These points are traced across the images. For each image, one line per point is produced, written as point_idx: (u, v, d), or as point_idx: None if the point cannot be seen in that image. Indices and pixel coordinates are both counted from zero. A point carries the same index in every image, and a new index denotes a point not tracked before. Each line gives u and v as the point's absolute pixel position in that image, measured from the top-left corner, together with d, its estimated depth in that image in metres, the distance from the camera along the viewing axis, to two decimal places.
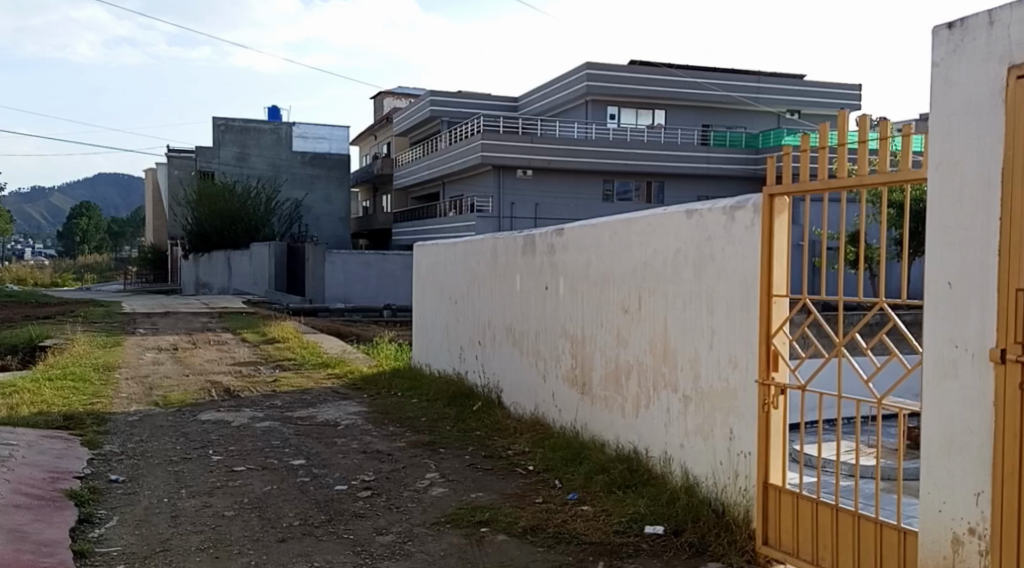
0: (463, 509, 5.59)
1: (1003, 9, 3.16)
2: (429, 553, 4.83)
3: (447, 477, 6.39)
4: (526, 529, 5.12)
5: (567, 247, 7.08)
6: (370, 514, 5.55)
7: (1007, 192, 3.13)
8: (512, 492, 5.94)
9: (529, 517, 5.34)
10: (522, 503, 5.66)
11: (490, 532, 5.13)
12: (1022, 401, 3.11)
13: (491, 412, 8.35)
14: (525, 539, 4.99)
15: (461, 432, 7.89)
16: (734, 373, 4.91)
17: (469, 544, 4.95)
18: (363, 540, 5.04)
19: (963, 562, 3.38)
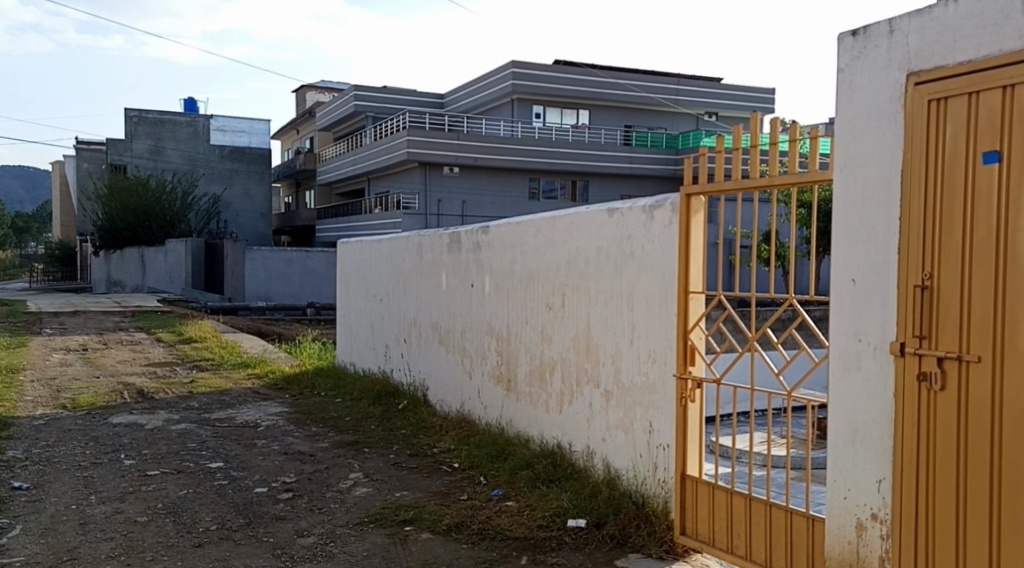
0: (387, 508, 5.59)
1: (902, 19, 3.34)
2: (352, 553, 4.83)
3: (371, 477, 6.38)
4: (450, 526, 5.16)
5: (492, 245, 7.14)
6: (290, 516, 5.51)
7: (906, 193, 3.31)
8: (437, 490, 5.97)
9: (453, 514, 5.38)
10: (447, 501, 5.70)
11: (413, 531, 5.16)
12: (919, 392, 3.29)
13: (417, 410, 8.35)
14: (449, 536, 5.03)
15: (385, 431, 7.86)
16: (653, 368, 5.04)
17: (393, 543, 4.96)
18: (283, 543, 5.00)
19: (866, 547, 3.55)
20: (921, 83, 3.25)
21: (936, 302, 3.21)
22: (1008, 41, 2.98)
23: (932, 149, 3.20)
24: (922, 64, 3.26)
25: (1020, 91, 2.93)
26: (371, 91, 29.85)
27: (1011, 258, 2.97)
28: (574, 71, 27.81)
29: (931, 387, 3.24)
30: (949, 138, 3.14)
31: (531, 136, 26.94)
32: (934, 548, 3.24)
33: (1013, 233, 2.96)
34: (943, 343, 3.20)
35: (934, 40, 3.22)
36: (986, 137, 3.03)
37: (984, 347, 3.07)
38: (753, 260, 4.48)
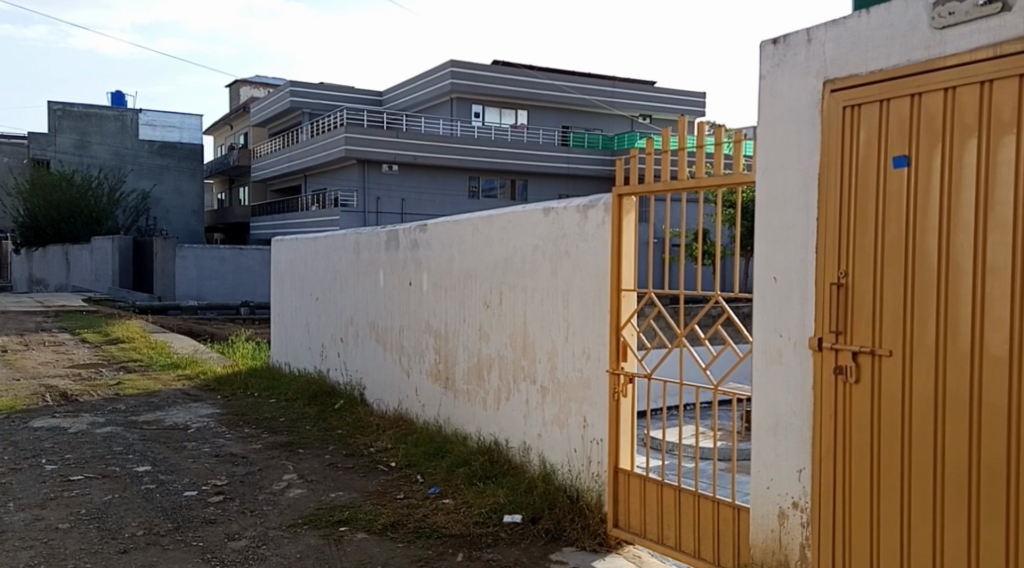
0: (322, 509, 5.61)
1: (819, 28, 3.51)
2: (285, 555, 4.84)
3: (306, 478, 6.39)
4: (386, 526, 5.20)
5: (429, 243, 7.19)
6: (221, 519, 5.48)
7: (823, 195, 3.47)
8: (373, 489, 6.00)
9: (390, 513, 5.43)
10: (383, 500, 5.74)
11: (348, 531, 5.18)
12: (836, 384, 3.46)
13: (353, 410, 8.35)
14: (385, 535, 5.07)
15: (321, 431, 7.85)
16: (587, 364, 5.16)
17: (327, 544, 4.98)
18: (213, 547, 4.98)
19: (787, 534, 3.71)
20: (836, 90, 3.42)
21: (851, 299, 3.38)
22: (915, 52, 3.17)
23: (846, 153, 3.38)
24: (837, 72, 3.43)
25: (926, 99, 3.12)
26: (307, 87, 29.52)
27: (918, 256, 3.16)
28: (512, 71, 27.93)
29: (846, 380, 3.41)
30: (862, 142, 3.32)
31: (470, 134, 26.97)
32: (850, 534, 3.41)
33: (921, 232, 3.14)
34: (857, 338, 3.37)
35: (848, 50, 3.39)
36: (896, 142, 3.21)
37: (894, 341, 3.24)
38: (683, 258, 4.64)
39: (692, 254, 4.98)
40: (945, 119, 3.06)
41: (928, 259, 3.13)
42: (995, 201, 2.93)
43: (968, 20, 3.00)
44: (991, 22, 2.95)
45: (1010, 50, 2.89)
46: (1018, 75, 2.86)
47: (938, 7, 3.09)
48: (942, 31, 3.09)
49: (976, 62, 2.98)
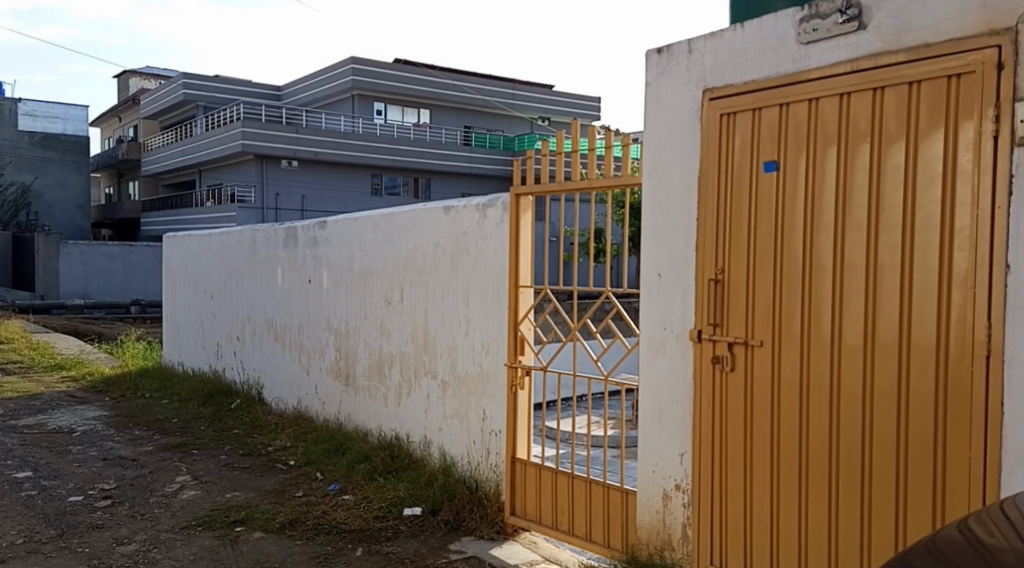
0: (217, 509, 5.61)
1: (699, 40, 3.78)
2: (177, 558, 4.83)
3: (199, 479, 6.35)
4: (284, 524, 5.25)
5: (329, 240, 7.25)
6: (109, 524, 5.41)
7: (702, 197, 3.74)
8: (271, 488, 6.02)
9: (288, 511, 5.47)
10: (281, 499, 5.77)
11: (244, 531, 5.20)
12: (714, 373, 3.72)
13: (250, 409, 8.30)
14: (283, 534, 5.12)
15: (216, 431, 7.79)
16: (486, 358, 5.34)
17: (222, 545, 4.99)
18: (101, 552, 4.93)
19: (670, 514, 3.96)
20: (715, 99, 3.69)
21: (727, 293, 3.66)
22: (784, 64, 3.45)
23: (723, 159, 3.66)
24: (715, 81, 3.70)
25: (794, 109, 3.41)
26: (201, 80, 28.74)
27: (786, 255, 3.45)
28: (414, 69, 27.90)
29: (723, 369, 3.68)
30: (737, 148, 3.60)
31: (372, 132, 26.82)
32: (727, 511, 3.68)
33: (788, 233, 3.44)
34: (733, 330, 3.65)
35: (724, 61, 3.67)
36: (767, 148, 3.49)
37: (765, 332, 3.53)
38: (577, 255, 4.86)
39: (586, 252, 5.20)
40: (810, 128, 3.36)
41: (795, 256, 3.42)
42: (852, 204, 3.24)
43: (830, 37, 3.29)
44: (849, 39, 3.24)
45: (865, 66, 3.19)
46: (872, 88, 3.16)
47: (803, 24, 3.38)
48: (807, 46, 3.37)
49: (836, 75, 3.27)
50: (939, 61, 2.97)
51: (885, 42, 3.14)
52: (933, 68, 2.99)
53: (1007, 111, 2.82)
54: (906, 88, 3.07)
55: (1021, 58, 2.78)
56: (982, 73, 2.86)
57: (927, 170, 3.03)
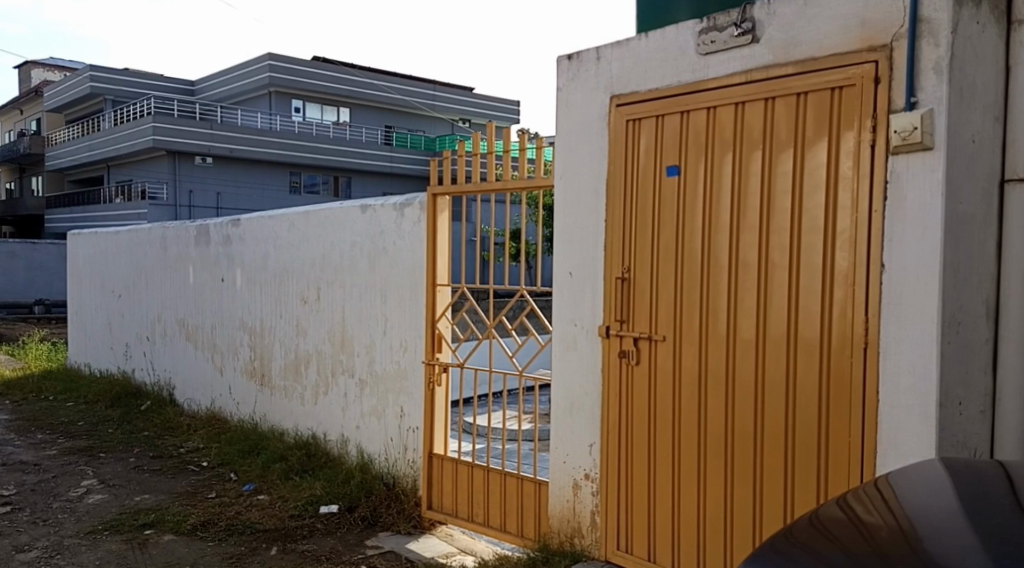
0: (125, 513, 5.54)
1: (606, 48, 3.95)
2: (83, 562, 4.77)
3: (106, 482, 6.24)
4: (196, 526, 5.22)
5: (244, 238, 7.21)
6: (9, 531, 5.29)
7: (610, 199, 3.92)
8: (181, 490, 5.97)
9: (200, 513, 5.45)
10: (193, 500, 5.73)
11: (154, 534, 5.15)
12: (621, 366, 3.90)
13: (160, 411, 8.18)
14: (194, 535, 5.09)
15: (125, 434, 7.65)
16: (404, 356, 5.42)
17: (131, 548, 4.94)
18: (0, 560, 4.82)
19: (580, 503, 4.12)
20: (622, 104, 3.87)
21: (633, 290, 3.85)
22: (685, 74, 3.65)
23: (629, 164, 3.84)
24: (622, 88, 3.87)
25: (694, 116, 3.61)
26: (109, 73, 27.87)
27: (686, 254, 3.65)
28: (332, 67, 27.62)
29: (629, 362, 3.86)
30: (643, 153, 3.79)
31: (289, 130, 26.45)
32: (632, 498, 3.86)
33: (689, 233, 3.63)
34: (638, 325, 3.84)
35: (631, 69, 3.85)
36: (669, 153, 3.69)
37: (667, 327, 3.72)
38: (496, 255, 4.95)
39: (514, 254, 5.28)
40: (708, 135, 3.56)
41: (694, 255, 3.62)
42: (746, 206, 3.45)
43: (726, 48, 3.49)
44: (743, 51, 3.45)
45: (759, 77, 3.39)
46: (763, 99, 3.38)
47: (702, 36, 3.58)
48: (706, 57, 3.57)
49: (732, 85, 3.48)
50: (824, 74, 3.20)
51: (776, 55, 3.35)
52: (819, 81, 3.21)
53: (883, 122, 3.05)
54: (794, 98, 3.29)
55: (895, 74, 3.02)
56: (862, 86, 3.10)
57: (813, 175, 3.25)
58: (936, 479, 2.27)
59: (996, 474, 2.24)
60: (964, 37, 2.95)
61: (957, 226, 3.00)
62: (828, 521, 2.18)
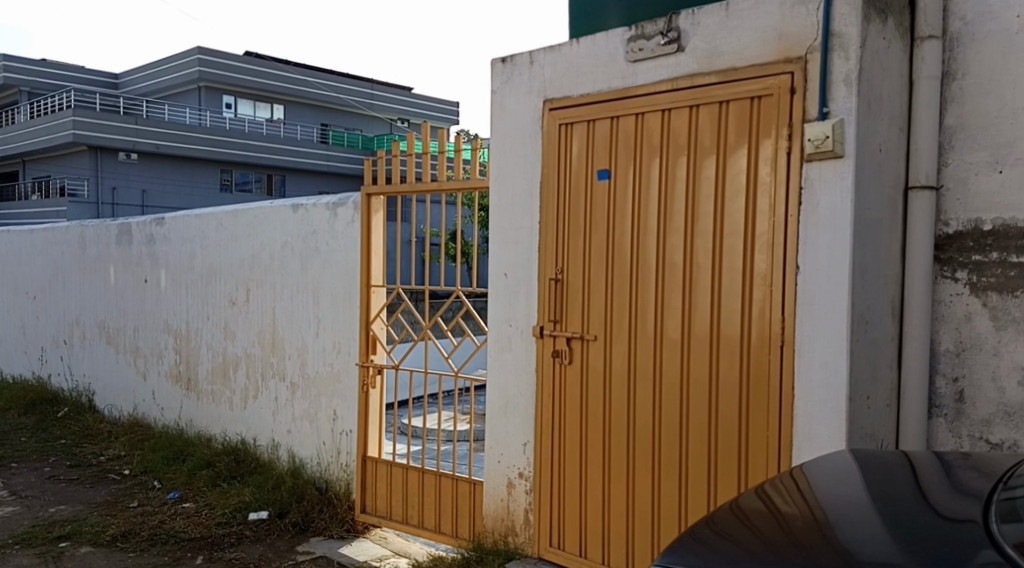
0: (39, 525, 5.39)
1: (539, 53, 4.02)
2: None
3: (19, 494, 6.07)
4: (116, 536, 5.11)
5: (168, 237, 7.11)
6: None
7: (543, 202, 3.99)
8: (101, 500, 5.84)
9: (120, 523, 5.34)
10: (113, 510, 5.63)
11: (70, 546, 5.02)
12: (553, 366, 3.97)
13: (80, 417, 7.99)
14: (114, 547, 4.99)
15: (41, 442, 7.45)
16: (337, 358, 5.41)
17: (46, 561, 4.81)
18: None
19: (514, 501, 4.18)
20: (554, 108, 3.94)
21: (565, 291, 3.92)
22: (614, 80, 3.74)
23: (562, 166, 3.92)
24: (555, 93, 3.95)
25: (623, 122, 3.70)
26: (28, 65, 26.92)
27: (616, 255, 3.74)
28: (267, 63, 27.23)
29: (562, 362, 3.94)
30: (574, 157, 3.87)
31: (222, 126, 25.99)
32: (565, 495, 3.94)
33: (618, 235, 3.73)
34: (571, 325, 3.92)
35: (562, 74, 3.92)
36: (600, 157, 3.78)
37: (598, 327, 3.81)
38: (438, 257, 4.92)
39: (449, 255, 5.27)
40: (636, 140, 3.66)
41: (623, 256, 3.71)
42: (672, 210, 3.55)
43: (653, 56, 3.59)
44: (669, 60, 3.55)
45: (683, 85, 3.50)
46: (688, 106, 3.49)
47: (631, 43, 3.67)
48: (634, 64, 3.67)
49: (657, 93, 3.58)
50: (744, 84, 3.32)
51: (699, 64, 3.46)
52: (739, 90, 3.33)
53: (798, 131, 3.19)
54: (717, 106, 3.40)
55: (810, 85, 3.17)
56: (778, 97, 3.23)
57: (734, 181, 3.36)
58: (846, 470, 2.38)
59: (900, 465, 2.37)
60: (873, 51, 3.11)
61: (866, 230, 3.15)
62: (746, 508, 2.25)
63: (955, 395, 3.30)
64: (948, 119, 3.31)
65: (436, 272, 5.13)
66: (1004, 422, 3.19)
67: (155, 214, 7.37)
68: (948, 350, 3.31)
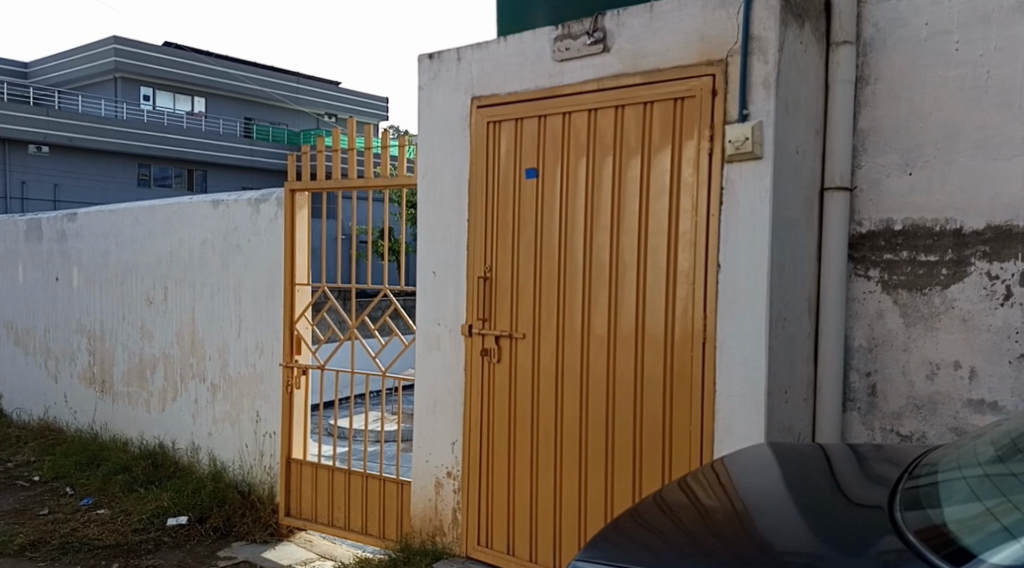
0: None
1: (466, 50, 4.01)
2: None
3: None
4: (25, 546, 4.92)
5: (81, 234, 6.89)
6: None
7: (471, 199, 3.98)
8: (9, 509, 5.61)
9: (29, 532, 5.14)
10: (23, 518, 5.42)
11: None
12: (482, 364, 3.97)
13: None
14: (23, 556, 4.81)
15: None
16: (260, 358, 5.30)
17: None
18: None
19: (442, 501, 4.16)
20: (482, 106, 3.94)
21: (493, 289, 3.93)
22: (542, 79, 3.75)
23: (490, 165, 3.91)
24: (482, 90, 3.94)
25: (550, 121, 3.72)
26: None
27: (543, 253, 3.75)
28: (187, 55, 26.57)
29: (490, 360, 3.94)
30: (503, 156, 3.88)
31: (141, 119, 25.24)
32: (493, 493, 3.94)
33: (546, 233, 3.74)
34: (499, 323, 3.92)
35: (490, 71, 3.92)
36: (528, 156, 3.79)
37: (527, 326, 3.82)
38: (368, 255, 4.85)
39: (377, 252, 5.21)
40: (563, 138, 3.68)
41: (551, 254, 3.73)
42: (598, 208, 3.58)
43: (579, 56, 3.61)
44: (595, 60, 3.58)
45: (608, 86, 3.54)
46: (614, 106, 3.52)
47: (558, 43, 3.68)
48: (561, 63, 3.69)
49: (584, 92, 3.61)
50: (668, 85, 3.37)
51: (624, 65, 3.50)
52: (663, 91, 3.38)
53: (719, 132, 3.25)
54: (642, 107, 3.44)
55: (730, 88, 3.24)
56: (701, 98, 3.29)
57: (658, 181, 3.41)
58: (764, 462, 2.43)
59: (815, 457, 2.43)
60: (790, 55, 3.19)
61: (784, 230, 3.23)
62: (670, 500, 2.28)
63: (868, 389, 3.41)
64: (861, 122, 3.41)
65: (363, 269, 5.08)
66: (913, 415, 3.31)
67: (66, 210, 7.13)
68: (861, 346, 3.42)
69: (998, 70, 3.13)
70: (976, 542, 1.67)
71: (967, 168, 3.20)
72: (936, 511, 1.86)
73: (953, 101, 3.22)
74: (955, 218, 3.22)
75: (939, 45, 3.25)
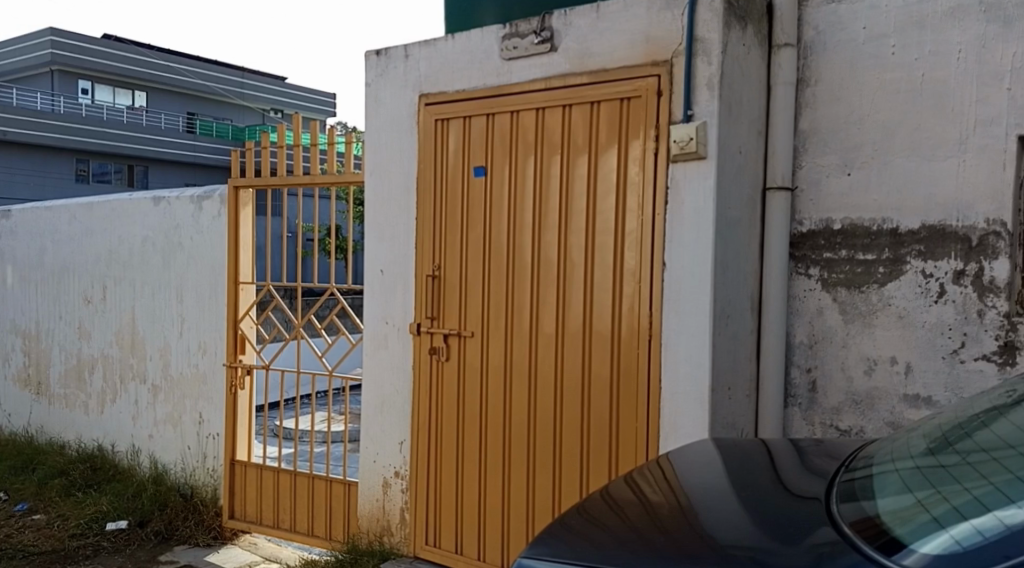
0: None
1: (414, 47, 3.99)
2: None
3: None
4: None
5: (16, 232, 6.69)
6: None
7: (420, 196, 3.96)
8: None
9: None
10: None
11: None
12: (430, 363, 3.95)
13: None
14: None
15: None
16: (203, 359, 5.21)
17: None
18: None
19: (389, 501, 4.14)
20: (430, 103, 3.92)
21: (442, 287, 3.91)
22: (489, 77, 3.75)
23: (438, 163, 3.90)
24: (430, 87, 3.93)
25: (498, 119, 3.72)
26: None
27: (492, 251, 3.75)
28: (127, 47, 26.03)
29: (439, 359, 3.92)
30: (451, 153, 3.87)
31: (80, 114, 24.62)
32: (441, 492, 3.93)
33: (495, 231, 3.74)
34: (448, 322, 3.91)
35: (437, 68, 3.91)
36: (476, 154, 3.78)
37: (476, 324, 3.82)
38: (315, 252, 4.78)
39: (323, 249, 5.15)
40: (511, 137, 3.68)
41: (499, 252, 3.73)
42: (546, 207, 3.59)
43: (527, 55, 3.62)
44: (543, 59, 3.59)
45: (555, 85, 3.55)
46: (561, 106, 3.54)
47: (505, 41, 3.69)
48: (509, 62, 3.69)
49: (531, 91, 3.62)
50: (614, 85, 3.40)
51: (571, 64, 3.52)
52: (609, 91, 3.40)
53: (664, 132, 3.29)
54: (589, 106, 3.46)
55: (675, 88, 3.28)
56: (646, 98, 3.33)
57: (605, 180, 3.44)
58: (708, 458, 2.47)
59: (757, 452, 2.48)
60: (733, 57, 3.24)
61: (727, 229, 3.27)
62: (617, 496, 2.30)
63: (808, 384, 3.48)
64: (802, 123, 3.48)
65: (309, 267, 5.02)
66: (852, 410, 3.39)
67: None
68: (802, 342, 3.49)
69: (933, 73, 3.22)
70: (907, 532, 1.71)
71: (903, 169, 3.28)
72: (870, 502, 1.90)
73: (890, 104, 3.30)
74: (892, 217, 3.31)
75: (876, 49, 3.32)
